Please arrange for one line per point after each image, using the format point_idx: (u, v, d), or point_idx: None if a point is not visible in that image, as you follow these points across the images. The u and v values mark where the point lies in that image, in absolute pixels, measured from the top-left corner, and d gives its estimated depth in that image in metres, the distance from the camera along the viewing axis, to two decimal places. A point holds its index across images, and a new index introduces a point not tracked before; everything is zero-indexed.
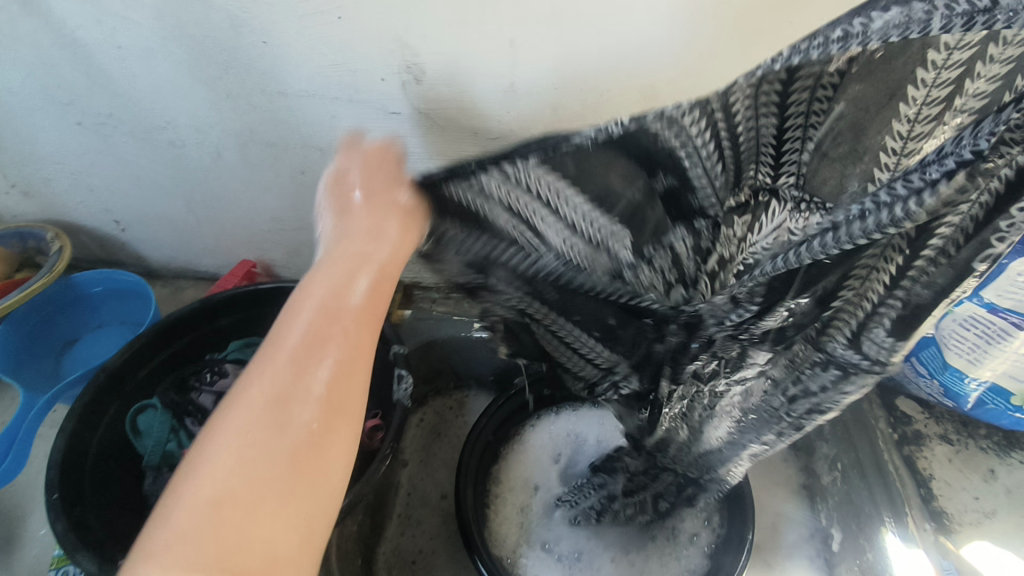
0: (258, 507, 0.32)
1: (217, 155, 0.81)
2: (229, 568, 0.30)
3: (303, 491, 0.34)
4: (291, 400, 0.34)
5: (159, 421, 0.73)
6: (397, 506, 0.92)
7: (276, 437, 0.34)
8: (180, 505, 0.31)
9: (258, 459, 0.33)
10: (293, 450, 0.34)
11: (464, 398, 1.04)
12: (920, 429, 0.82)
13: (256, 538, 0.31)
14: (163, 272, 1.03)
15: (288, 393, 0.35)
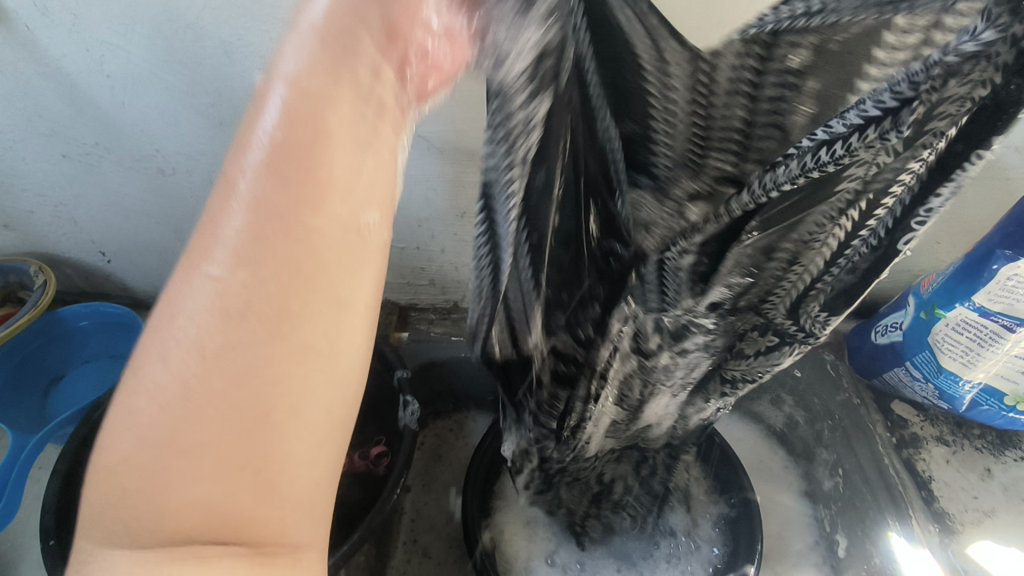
0: (210, 461, 0.27)
1: (209, 182, 0.80)
2: (174, 528, 0.26)
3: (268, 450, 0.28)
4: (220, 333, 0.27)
5: None
6: (401, 533, 0.90)
7: (218, 380, 0.27)
8: (99, 462, 0.27)
9: (195, 407, 0.27)
10: (251, 403, 0.28)
11: (464, 420, 1.03)
12: (916, 432, 0.84)
13: (200, 493, 0.27)
14: (151, 302, 1.01)
15: (218, 327, 0.27)
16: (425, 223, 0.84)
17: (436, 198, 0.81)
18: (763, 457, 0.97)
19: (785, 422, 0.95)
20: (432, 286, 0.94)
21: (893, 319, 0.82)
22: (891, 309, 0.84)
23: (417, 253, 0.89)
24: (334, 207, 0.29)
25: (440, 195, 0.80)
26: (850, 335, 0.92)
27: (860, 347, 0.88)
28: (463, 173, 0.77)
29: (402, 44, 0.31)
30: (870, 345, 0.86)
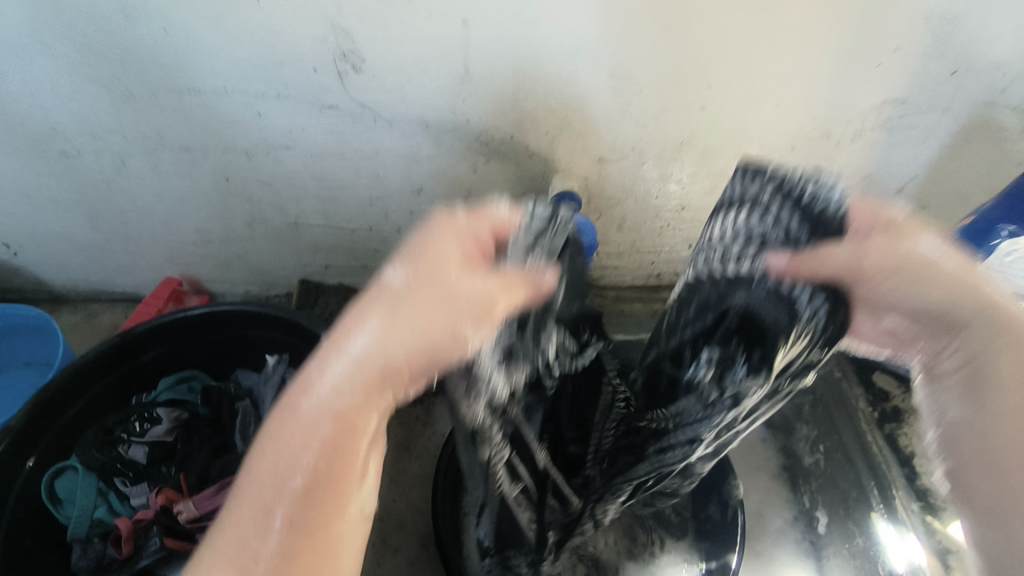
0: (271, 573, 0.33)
1: (122, 163, 0.69)
2: None
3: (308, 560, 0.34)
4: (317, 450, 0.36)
5: (82, 486, 0.63)
6: (370, 534, 0.85)
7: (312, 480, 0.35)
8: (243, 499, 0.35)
9: (270, 478, 0.35)
10: (313, 529, 0.35)
11: (432, 406, 0.97)
12: (898, 405, 0.82)
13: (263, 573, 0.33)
14: (72, 297, 0.89)
15: (306, 485, 0.35)
16: (377, 202, 0.76)
17: (389, 174, 0.72)
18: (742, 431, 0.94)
19: None
20: None
21: None
22: None
23: (370, 235, 0.80)
24: (372, 463, 0.39)
25: (392, 171, 0.71)
26: None
27: None
28: (417, 147, 0.68)
29: (474, 239, 0.42)
30: None
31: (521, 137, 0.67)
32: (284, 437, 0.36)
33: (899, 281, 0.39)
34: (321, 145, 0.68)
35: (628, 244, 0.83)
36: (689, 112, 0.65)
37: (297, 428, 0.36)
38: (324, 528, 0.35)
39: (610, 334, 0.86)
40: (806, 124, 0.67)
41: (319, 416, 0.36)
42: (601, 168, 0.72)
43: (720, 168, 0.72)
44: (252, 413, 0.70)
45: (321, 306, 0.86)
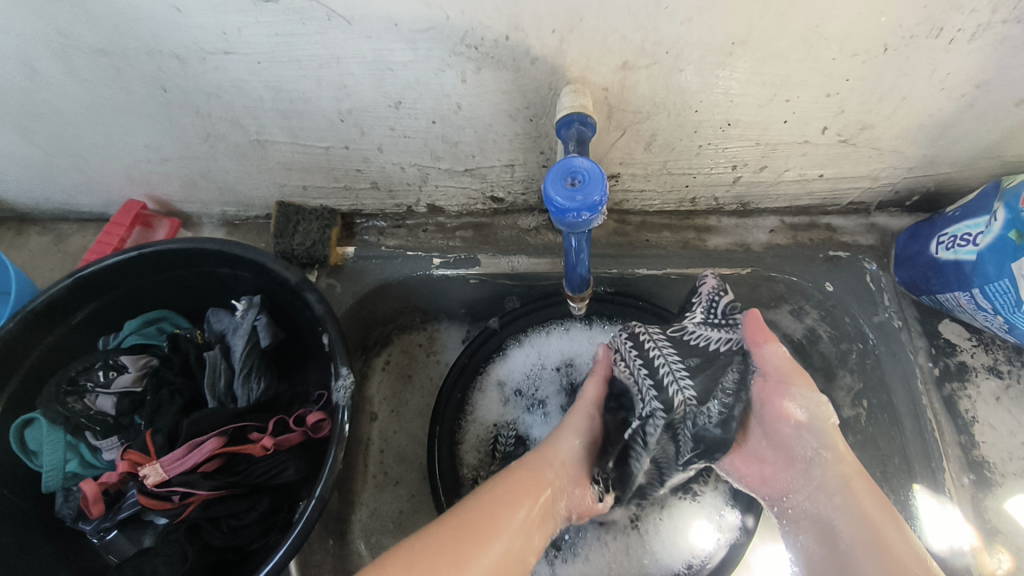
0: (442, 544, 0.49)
1: (35, 70, 0.57)
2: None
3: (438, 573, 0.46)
4: (522, 498, 0.55)
5: (48, 441, 0.61)
6: (370, 466, 0.83)
7: (471, 535, 0.50)
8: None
9: (487, 524, 0.52)
10: (468, 529, 0.51)
11: (435, 332, 0.89)
12: (965, 361, 0.70)
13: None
14: (38, 215, 0.83)
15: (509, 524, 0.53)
16: (349, 117, 0.62)
17: (358, 85, 0.58)
18: None
19: (805, 334, 0.79)
20: (376, 191, 0.75)
21: (963, 228, 0.64)
22: (964, 214, 0.65)
23: (348, 154, 0.68)
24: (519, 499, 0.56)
25: (362, 83, 0.57)
26: (900, 240, 0.74)
27: (915, 256, 0.71)
28: (387, 51, 0.53)
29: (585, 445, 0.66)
30: (927, 257, 0.69)
31: (519, 37, 0.52)
32: (510, 484, 0.57)
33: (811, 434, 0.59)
34: (267, 50, 0.54)
35: (658, 164, 0.69)
36: (749, 0, 0.47)
37: (522, 480, 0.58)
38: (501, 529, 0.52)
39: (631, 270, 0.75)
40: (910, 14, 0.49)
41: (534, 479, 0.58)
42: (625, 76, 0.56)
43: (782, 75, 0.55)
44: (223, 362, 0.64)
45: (301, 234, 0.76)
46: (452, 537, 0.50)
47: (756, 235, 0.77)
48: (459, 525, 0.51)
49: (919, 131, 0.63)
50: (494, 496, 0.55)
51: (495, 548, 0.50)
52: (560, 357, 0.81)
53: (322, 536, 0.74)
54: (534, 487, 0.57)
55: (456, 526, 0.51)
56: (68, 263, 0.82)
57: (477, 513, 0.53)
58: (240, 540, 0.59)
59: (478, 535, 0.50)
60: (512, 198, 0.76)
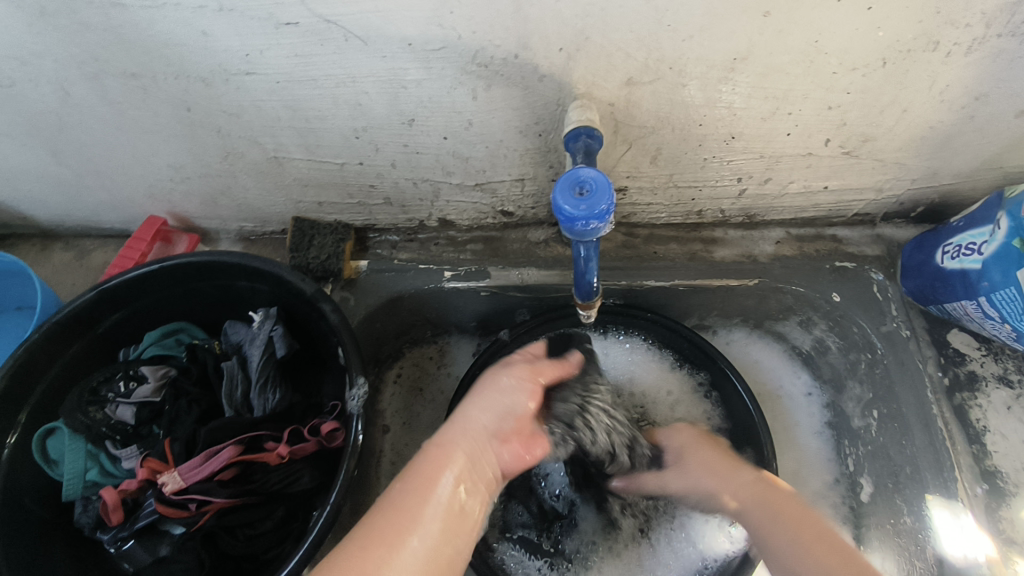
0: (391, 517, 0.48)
1: (66, 93, 0.60)
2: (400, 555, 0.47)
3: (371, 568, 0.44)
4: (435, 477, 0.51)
5: (70, 450, 0.62)
6: (382, 478, 0.83)
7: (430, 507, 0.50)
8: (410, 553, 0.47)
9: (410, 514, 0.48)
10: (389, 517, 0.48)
11: (445, 346, 0.90)
12: (975, 370, 0.71)
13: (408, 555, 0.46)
14: (62, 232, 0.86)
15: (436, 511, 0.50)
16: (364, 134, 0.64)
17: (373, 103, 0.60)
18: (783, 383, 0.85)
19: (814, 346, 0.81)
20: (389, 206, 0.77)
21: (968, 238, 0.65)
22: (968, 224, 0.66)
23: (362, 170, 0.70)
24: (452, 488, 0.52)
25: (377, 101, 0.60)
26: (906, 250, 0.74)
27: (921, 266, 0.72)
28: (401, 70, 0.56)
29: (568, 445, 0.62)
30: (933, 266, 0.69)
31: (528, 56, 0.54)
32: (431, 467, 0.52)
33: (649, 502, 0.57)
34: (287, 70, 0.56)
35: (664, 178, 0.70)
36: (748, 18, 0.49)
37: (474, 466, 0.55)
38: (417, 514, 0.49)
39: (639, 281, 0.76)
40: (905, 29, 0.51)
41: (445, 454, 0.53)
42: (630, 92, 0.57)
43: (784, 89, 0.57)
44: (240, 372, 0.66)
45: (316, 248, 0.78)
46: (377, 527, 0.47)
47: (763, 246, 0.78)
48: (367, 534, 0.46)
49: (920, 143, 0.64)
50: (408, 485, 0.50)
51: (413, 540, 0.47)
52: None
53: (334, 547, 0.75)
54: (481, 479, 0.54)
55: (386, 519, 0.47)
56: (90, 278, 0.84)
57: (399, 502, 0.49)
58: (256, 548, 0.60)
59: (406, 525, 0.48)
60: (522, 212, 0.78)
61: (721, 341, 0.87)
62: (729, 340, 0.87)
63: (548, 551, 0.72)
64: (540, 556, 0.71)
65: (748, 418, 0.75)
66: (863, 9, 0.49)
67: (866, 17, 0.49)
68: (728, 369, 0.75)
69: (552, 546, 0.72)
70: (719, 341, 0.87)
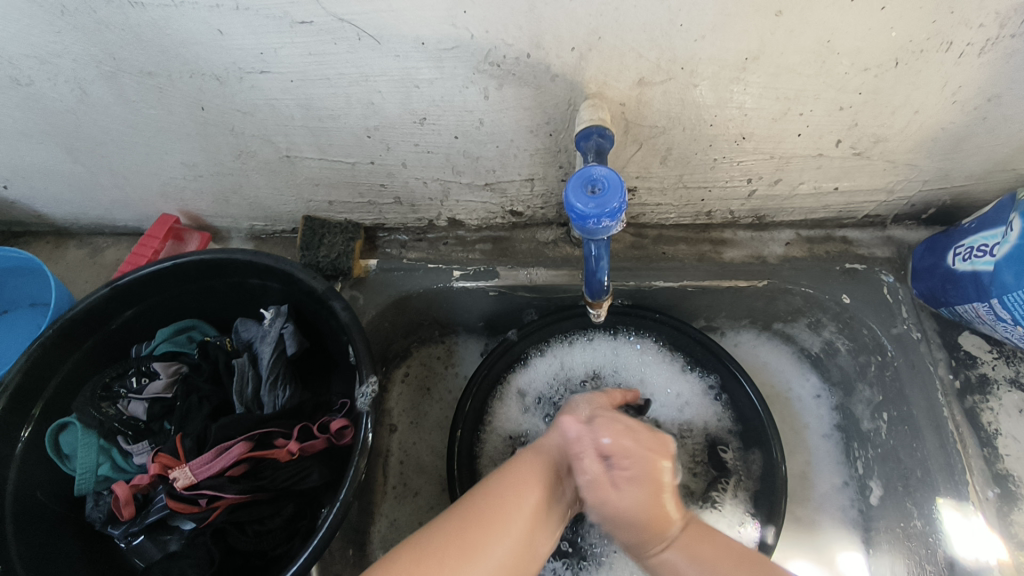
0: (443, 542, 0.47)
1: (83, 91, 0.61)
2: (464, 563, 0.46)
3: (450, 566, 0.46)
4: (528, 487, 0.52)
5: (82, 444, 0.63)
6: (390, 477, 0.84)
7: (470, 527, 0.48)
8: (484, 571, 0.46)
9: (463, 536, 0.48)
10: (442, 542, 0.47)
11: (453, 345, 0.91)
12: (986, 373, 0.70)
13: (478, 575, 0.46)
14: (75, 230, 0.87)
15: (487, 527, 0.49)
16: (375, 133, 0.65)
17: (384, 102, 0.60)
18: (792, 384, 0.85)
19: (823, 348, 0.81)
20: (399, 205, 0.77)
21: (980, 239, 0.65)
22: (980, 226, 0.65)
23: (373, 169, 0.71)
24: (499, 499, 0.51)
25: (389, 100, 0.60)
26: (917, 252, 0.74)
27: (932, 268, 0.71)
28: (413, 70, 0.56)
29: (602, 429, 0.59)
30: (944, 268, 0.69)
31: (541, 55, 0.54)
32: (520, 475, 0.53)
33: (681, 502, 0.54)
34: (300, 69, 0.57)
35: (674, 178, 0.70)
36: (761, 17, 0.49)
37: (530, 464, 0.54)
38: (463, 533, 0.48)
39: (649, 282, 0.76)
40: (918, 29, 0.51)
41: (540, 463, 0.54)
42: (641, 92, 0.58)
43: (796, 89, 0.57)
44: (250, 369, 0.66)
45: (326, 247, 0.79)
46: (464, 528, 0.48)
47: (773, 248, 0.77)
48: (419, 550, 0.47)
49: (932, 144, 0.64)
50: (500, 487, 0.52)
51: (499, 544, 0.48)
52: (583, 369, 0.81)
53: (342, 545, 0.75)
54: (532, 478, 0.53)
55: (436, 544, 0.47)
56: (103, 275, 0.85)
57: (482, 508, 0.50)
58: (264, 545, 0.60)
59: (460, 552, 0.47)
60: (531, 212, 0.78)
61: (729, 342, 0.87)
62: (737, 341, 0.86)
63: (565, 551, 0.72)
64: (556, 557, 0.71)
65: (756, 419, 0.74)
66: (876, 8, 0.49)
67: (880, 16, 0.49)
68: (737, 370, 0.75)
69: (569, 546, 0.72)
70: (727, 343, 0.87)
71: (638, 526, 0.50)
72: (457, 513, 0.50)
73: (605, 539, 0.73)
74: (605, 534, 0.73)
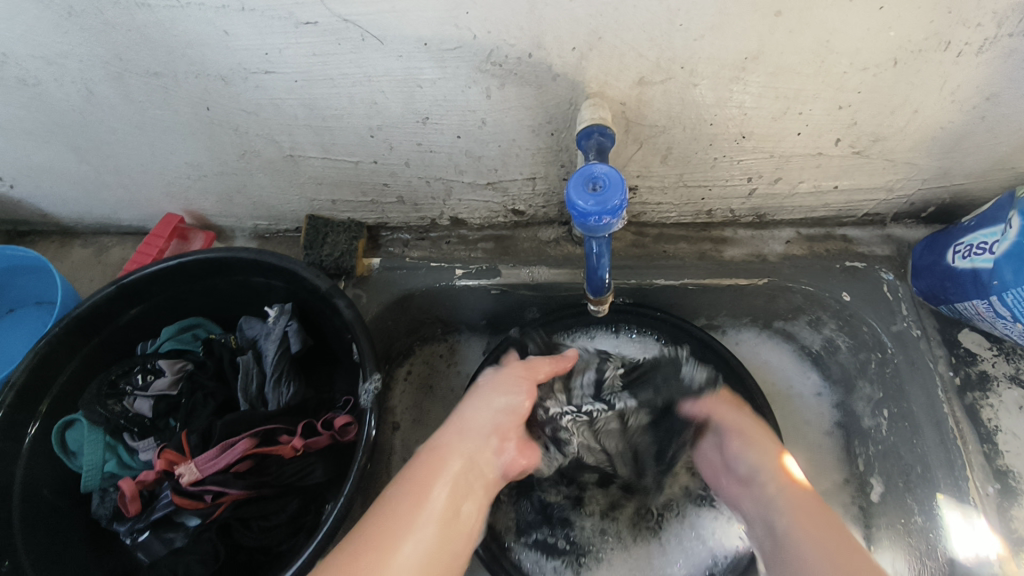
0: (361, 544, 0.52)
1: (89, 92, 0.61)
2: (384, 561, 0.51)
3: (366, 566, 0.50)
4: (428, 491, 0.57)
5: (89, 441, 0.63)
6: (393, 475, 0.84)
7: (379, 541, 0.52)
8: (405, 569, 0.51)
9: (384, 542, 0.52)
10: (359, 546, 0.52)
11: (456, 344, 0.91)
12: (986, 370, 0.71)
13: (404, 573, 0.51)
14: (80, 229, 0.88)
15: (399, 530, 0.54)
16: (378, 132, 0.65)
17: (387, 102, 0.61)
18: (793, 382, 0.85)
19: (823, 346, 0.81)
20: (402, 204, 0.78)
21: (979, 237, 0.65)
22: (979, 224, 0.66)
23: (376, 168, 0.71)
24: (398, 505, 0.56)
25: (392, 100, 0.60)
26: (916, 250, 0.75)
27: (931, 266, 0.72)
28: (416, 70, 0.56)
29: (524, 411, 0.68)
30: (943, 266, 0.70)
31: (542, 55, 0.54)
32: (414, 482, 0.58)
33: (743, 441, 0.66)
34: (304, 69, 0.57)
35: (675, 177, 0.71)
36: (761, 17, 0.50)
37: (427, 473, 0.59)
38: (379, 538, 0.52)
39: (650, 280, 0.77)
40: (916, 28, 0.51)
41: (438, 467, 0.60)
42: (642, 91, 0.58)
43: (795, 88, 0.57)
44: (255, 367, 0.67)
45: (329, 246, 0.79)
46: (361, 543, 0.52)
47: (773, 246, 0.78)
48: (357, 540, 0.52)
49: (931, 143, 0.64)
50: (402, 496, 0.57)
51: (407, 548, 0.52)
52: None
53: (346, 541, 0.76)
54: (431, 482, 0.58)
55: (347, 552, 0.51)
56: (108, 274, 0.86)
57: (385, 515, 0.55)
58: (269, 540, 0.61)
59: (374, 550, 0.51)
60: (533, 211, 0.78)
61: (730, 340, 0.87)
62: (738, 339, 0.87)
63: (563, 548, 0.73)
64: (557, 555, 0.72)
65: (758, 417, 0.75)
66: (874, 8, 0.49)
67: (877, 17, 0.50)
68: (739, 367, 0.75)
69: (567, 543, 0.73)
70: (728, 341, 0.87)
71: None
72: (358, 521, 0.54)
73: (603, 538, 0.74)
74: (603, 532, 0.74)
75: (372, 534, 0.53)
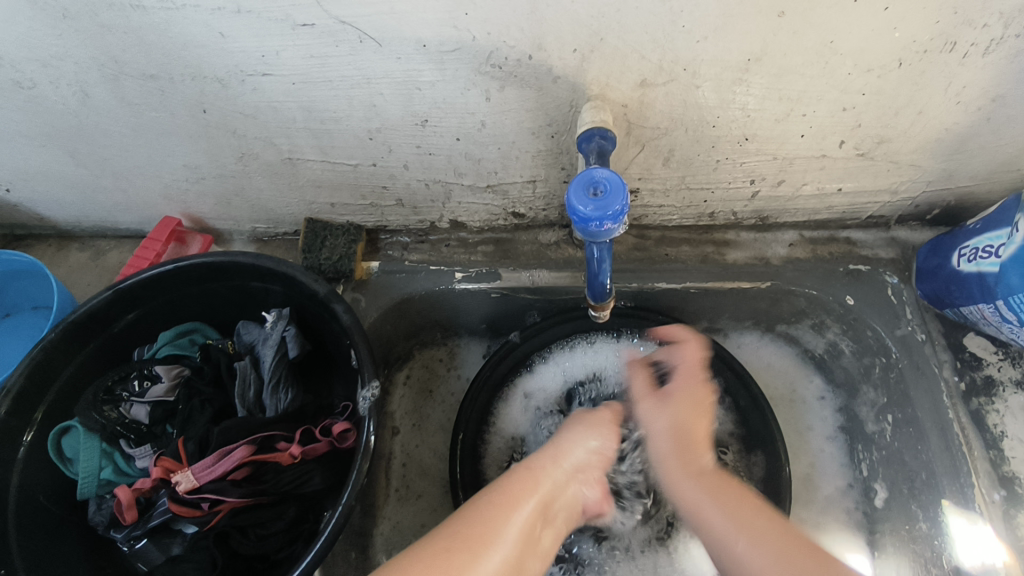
0: (447, 540, 0.48)
1: (85, 94, 0.61)
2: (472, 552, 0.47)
3: (456, 565, 0.46)
4: (523, 499, 0.54)
5: (85, 448, 0.62)
6: (393, 480, 0.84)
7: (470, 534, 0.49)
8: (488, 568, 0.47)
9: (467, 539, 0.48)
10: (458, 536, 0.48)
11: (455, 348, 0.90)
12: (992, 375, 0.70)
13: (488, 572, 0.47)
14: (77, 233, 0.87)
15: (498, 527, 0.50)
16: (377, 135, 0.64)
17: (386, 104, 0.60)
18: (796, 386, 0.84)
19: (827, 349, 0.80)
20: (401, 208, 0.77)
21: (985, 240, 0.64)
22: (985, 227, 0.65)
23: (375, 171, 0.70)
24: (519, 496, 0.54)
25: (390, 102, 0.60)
26: (921, 253, 0.74)
27: (936, 269, 0.71)
28: (415, 71, 0.56)
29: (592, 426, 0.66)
30: (949, 270, 0.69)
31: (543, 57, 0.54)
32: (511, 488, 0.54)
33: (670, 434, 0.58)
34: (302, 71, 0.56)
35: (677, 180, 0.70)
36: (764, 17, 0.49)
37: (521, 481, 0.56)
38: (464, 535, 0.49)
39: (651, 284, 0.76)
40: (923, 29, 0.50)
41: (532, 478, 0.56)
42: (644, 93, 0.57)
43: (799, 90, 0.57)
44: (252, 372, 0.66)
45: (327, 249, 0.79)
46: (464, 536, 0.48)
47: (776, 249, 0.77)
48: (459, 534, 0.49)
49: (936, 145, 0.63)
50: (481, 502, 0.53)
51: (498, 553, 0.48)
52: (584, 372, 0.81)
53: (344, 548, 0.75)
54: (527, 492, 0.55)
55: (450, 536, 0.48)
56: (105, 278, 0.85)
57: (474, 514, 0.51)
58: (267, 548, 0.61)
59: (480, 542, 0.48)
60: (533, 214, 0.78)
61: (732, 344, 0.86)
62: (740, 343, 0.86)
63: (564, 555, 0.71)
64: (558, 560, 0.71)
65: (761, 422, 0.74)
66: (879, 9, 0.48)
67: (882, 17, 0.49)
68: (741, 372, 0.75)
69: (567, 552, 0.72)
70: (730, 345, 0.87)
71: (676, 441, 0.57)
72: (465, 515, 0.51)
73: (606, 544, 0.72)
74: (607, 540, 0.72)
75: (474, 528, 0.49)
